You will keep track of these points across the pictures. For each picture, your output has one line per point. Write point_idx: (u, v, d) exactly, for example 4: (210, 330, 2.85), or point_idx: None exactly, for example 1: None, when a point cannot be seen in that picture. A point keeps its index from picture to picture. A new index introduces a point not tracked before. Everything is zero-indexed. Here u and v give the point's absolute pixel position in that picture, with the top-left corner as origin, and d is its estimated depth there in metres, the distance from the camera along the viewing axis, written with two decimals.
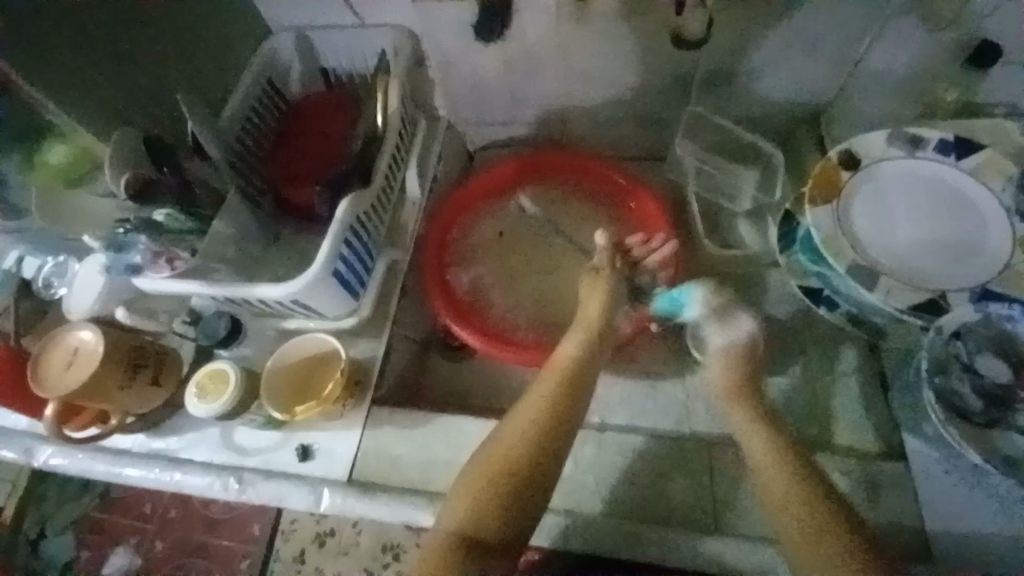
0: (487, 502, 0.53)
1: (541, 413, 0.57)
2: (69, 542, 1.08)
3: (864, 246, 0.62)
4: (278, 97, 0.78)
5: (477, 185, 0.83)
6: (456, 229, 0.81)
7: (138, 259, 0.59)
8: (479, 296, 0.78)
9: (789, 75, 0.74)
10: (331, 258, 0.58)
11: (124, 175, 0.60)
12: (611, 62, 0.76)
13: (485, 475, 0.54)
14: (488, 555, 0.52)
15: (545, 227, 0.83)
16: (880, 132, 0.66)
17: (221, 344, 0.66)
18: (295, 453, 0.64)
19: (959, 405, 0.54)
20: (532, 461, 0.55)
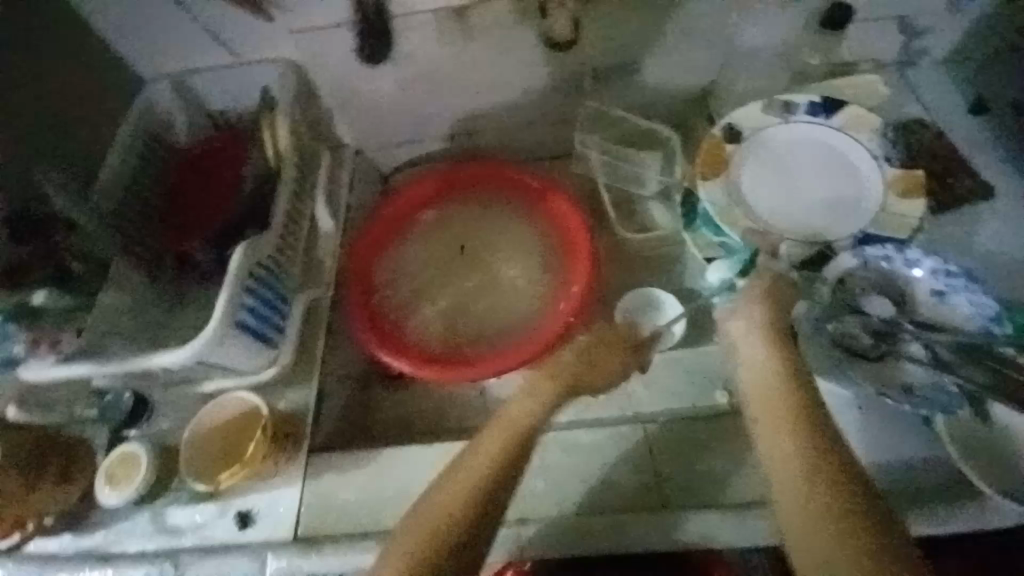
0: (418, 555, 0.49)
1: (478, 476, 0.52)
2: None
3: (760, 213, 0.66)
4: (165, 148, 0.73)
5: (402, 202, 0.82)
6: (384, 254, 0.80)
7: (15, 350, 0.56)
8: (421, 318, 0.77)
9: (672, 61, 0.78)
10: (230, 311, 0.56)
11: None
12: (502, 71, 0.77)
13: (427, 530, 0.50)
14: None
15: (494, 236, 0.82)
16: (755, 104, 0.70)
17: (126, 424, 0.63)
18: (235, 521, 0.60)
19: (853, 344, 0.60)
20: (470, 514, 0.51)
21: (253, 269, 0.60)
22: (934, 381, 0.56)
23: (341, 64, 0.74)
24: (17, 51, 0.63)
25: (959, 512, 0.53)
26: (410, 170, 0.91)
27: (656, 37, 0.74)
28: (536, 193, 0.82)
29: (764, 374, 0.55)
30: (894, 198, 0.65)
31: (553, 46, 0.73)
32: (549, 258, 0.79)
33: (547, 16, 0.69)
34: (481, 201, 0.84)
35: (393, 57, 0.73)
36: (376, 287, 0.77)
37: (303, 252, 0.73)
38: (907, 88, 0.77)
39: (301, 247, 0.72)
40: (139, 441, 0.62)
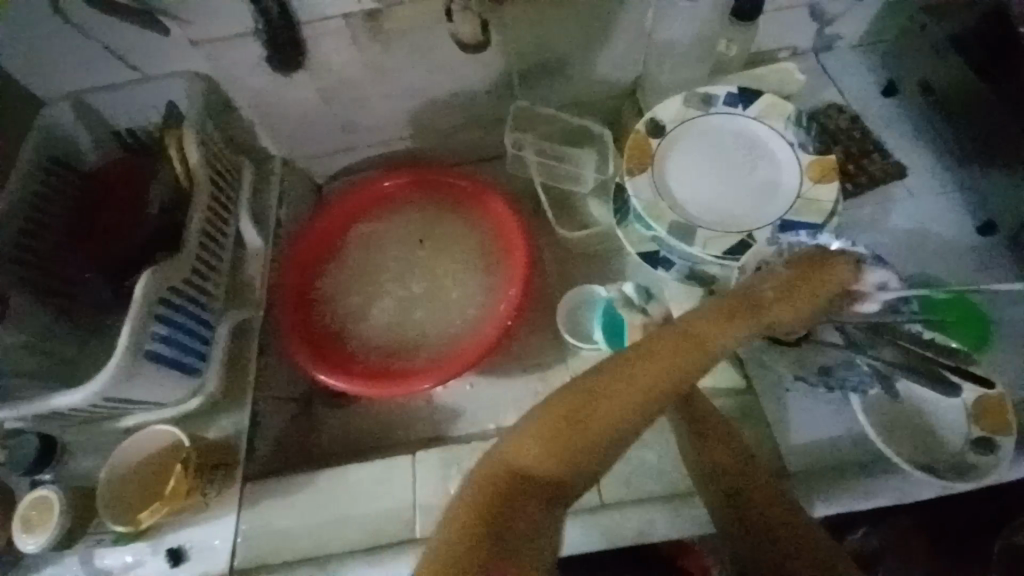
0: (565, 443, 0.45)
1: (650, 379, 0.48)
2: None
3: (685, 205, 0.67)
4: (73, 172, 0.69)
5: (344, 208, 0.81)
6: (331, 262, 0.80)
7: None
8: (375, 324, 0.76)
9: (596, 58, 0.78)
10: (137, 342, 0.53)
11: None
12: (426, 74, 0.76)
13: (585, 403, 0.46)
14: (539, 501, 0.43)
15: (446, 234, 0.81)
16: (676, 98, 0.71)
17: (30, 473, 0.57)
18: (166, 559, 0.58)
19: None
20: (634, 413, 0.47)
21: (162, 295, 0.56)
22: (849, 361, 0.60)
23: (254, 75, 0.71)
24: None
25: (875, 485, 0.56)
26: (348, 178, 0.90)
27: (577, 34, 0.74)
28: (471, 194, 0.81)
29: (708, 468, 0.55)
30: (811, 184, 0.66)
31: (464, 49, 0.70)
32: (487, 263, 0.79)
33: (454, 17, 0.66)
34: (418, 206, 0.83)
35: (309, 66, 0.71)
36: (318, 300, 0.77)
37: (228, 273, 0.71)
38: (822, 74, 0.79)
39: (225, 268, 0.69)
40: (50, 486, 0.57)
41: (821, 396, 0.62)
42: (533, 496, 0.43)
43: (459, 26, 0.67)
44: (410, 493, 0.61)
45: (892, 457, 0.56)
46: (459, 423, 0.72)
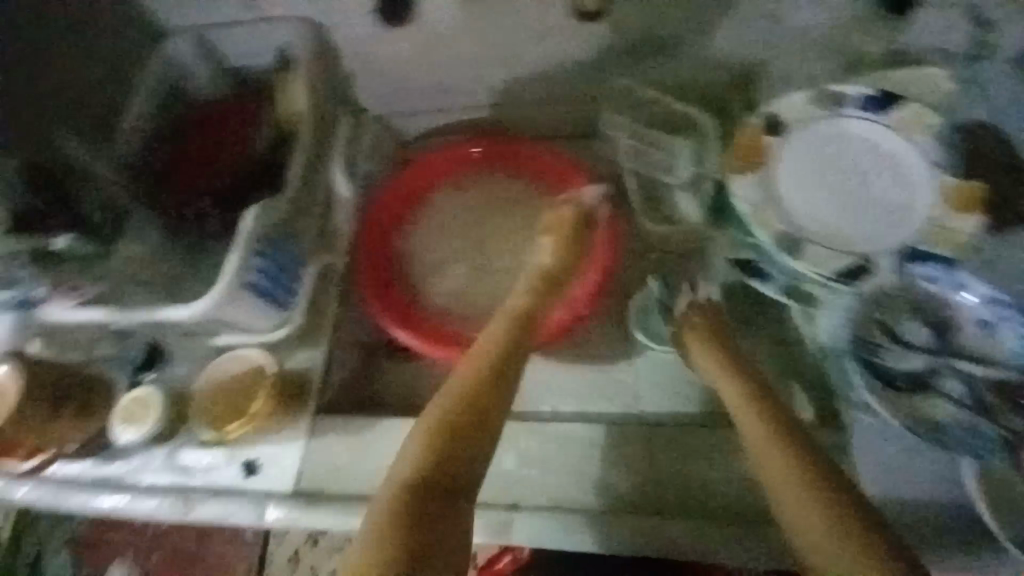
0: (436, 444, 0.55)
1: (488, 356, 0.62)
2: (65, 563, 1.16)
3: (793, 213, 0.62)
4: (189, 103, 0.72)
5: (426, 171, 0.82)
6: (412, 220, 0.81)
7: (35, 294, 0.57)
8: (449, 290, 0.78)
9: (709, 41, 0.72)
10: (241, 271, 0.58)
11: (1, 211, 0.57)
12: (528, 42, 0.74)
13: (437, 422, 0.56)
14: (443, 496, 0.53)
15: (523, 207, 0.81)
16: (801, 94, 0.65)
17: (141, 369, 0.65)
18: (240, 469, 0.63)
19: (884, 372, 0.56)
20: (468, 406, 0.58)
21: (266, 233, 0.60)
22: (968, 421, 0.53)
23: (364, 25, 0.71)
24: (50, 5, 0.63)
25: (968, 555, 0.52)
26: (429, 140, 0.88)
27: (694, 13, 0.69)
28: (556, 172, 0.80)
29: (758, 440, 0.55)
30: (946, 212, 0.59)
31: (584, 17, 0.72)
32: (559, 247, 0.78)
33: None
34: (498, 178, 0.82)
35: (416, 21, 0.71)
36: (395, 258, 0.79)
37: (318, 219, 0.73)
38: None
39: (315, 213, 0.71)
40: (154, 384, 0.64)
41: (923, 451, 0.56)
42: (440, 496, 0.53)
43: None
44: None
45: (993, 526, 0.51)
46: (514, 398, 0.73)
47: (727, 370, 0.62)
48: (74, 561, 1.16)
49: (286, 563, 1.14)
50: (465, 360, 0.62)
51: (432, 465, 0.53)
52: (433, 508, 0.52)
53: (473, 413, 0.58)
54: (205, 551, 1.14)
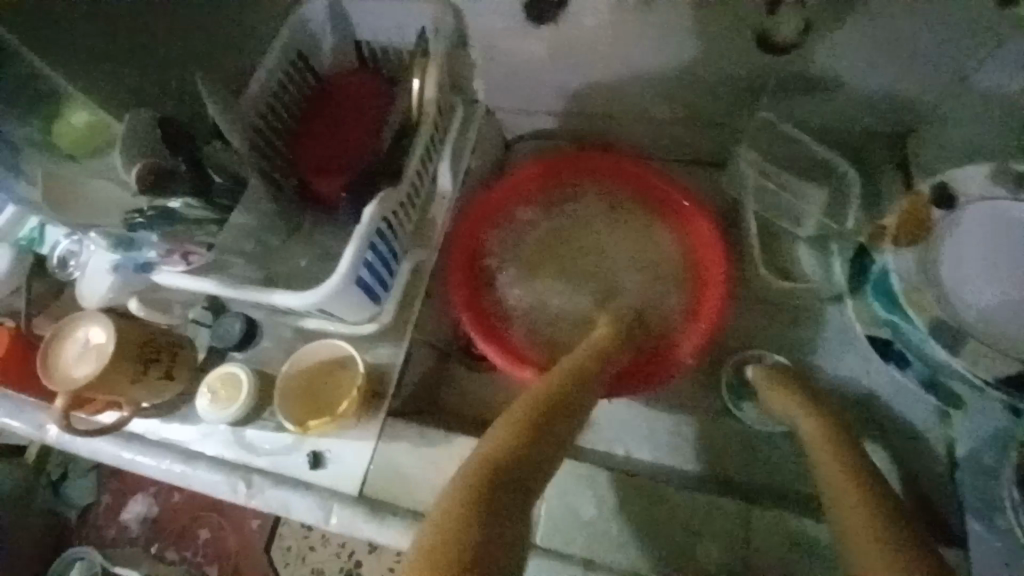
0: (513, 427, 0.47)
1: (583, 357, 0.58)
2: (90, 485, 1.18)
3: (951, 300, 0.54)
4: (310, 73, 0.69)
5: (520, 182, 0.76)
6: (501, 232, 0.77)
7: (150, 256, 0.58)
8: (532, 312, 0.74)
9: (882, 87, 0.64)
10: (354, 265, 0.54)
11: (134, 165, 0.53)
12: (678, 59, 0.66)
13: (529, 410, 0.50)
14: (506, 492, 0.42)
15: (618, 233, 0.77)
16: (984, 167, 0.56)
17: (235, 346, 0.63)
18: (307, 459, 0.61)
19: None
20: (558, 393, 0.52)
21: (379, 225, 0.57)
22: None
23: (503, 16, 0.66)
24: None
25: None
26: (535, 143, 0.85)
27: (878, 56, 0.60)
28: (671, 202, 0.75)
29: (837, 476, 0.49)
30: None
31: (768, 49, 0.62)
32: (670, 276, 0.73)
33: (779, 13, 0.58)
34: (593, 197, 0.78)
35: (560, 20, 0.65)
36: (484, 270, 0.75)
37: (419, 214, 0.69)
38: None
39: (417, 206, 0.68)
40: (241, 363, 0.63)
41: None
42: (506, 486, 0.42)
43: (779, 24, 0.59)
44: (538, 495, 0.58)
45: None
46: (588, 433, 0.69)
47: (787, 392, 0.59)
48: (101, 485, 1.18)
49: (302, 528, 1.14)
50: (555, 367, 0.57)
51: (519, 449, 0.46)
52: (505, 503, 0.41)
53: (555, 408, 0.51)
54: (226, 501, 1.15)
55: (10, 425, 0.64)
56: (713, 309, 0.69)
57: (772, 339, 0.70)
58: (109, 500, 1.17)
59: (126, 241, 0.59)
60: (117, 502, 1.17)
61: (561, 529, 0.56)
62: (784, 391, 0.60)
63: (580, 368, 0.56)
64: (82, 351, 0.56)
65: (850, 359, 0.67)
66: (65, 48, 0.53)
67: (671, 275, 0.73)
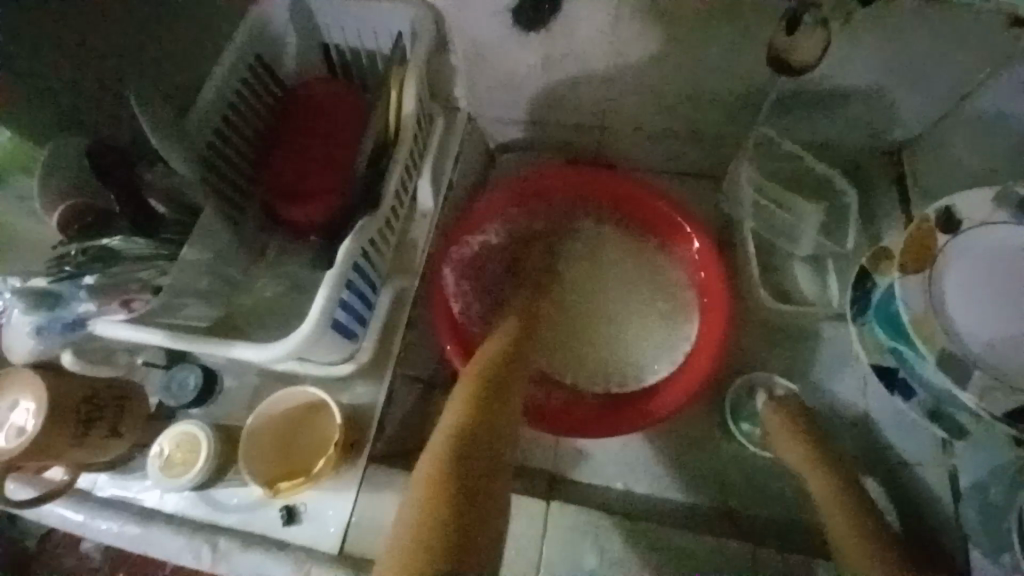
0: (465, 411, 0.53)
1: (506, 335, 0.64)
2: None
3: (960, 332, 0.52)
4: (273, 81, 0.62)
5: (490, 206, 0.71)
6: (475, 261, 0.72)
7: (76, 313, 0.48)
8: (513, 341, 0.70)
9: (885, 103, 0.62)
10: (326, 307, 0.48)
11: (58, 209, 0.47)
12: (678, 70, 0.62)
13: (469, 393, 0.55)
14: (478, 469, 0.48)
15: (584, 250, 0.74)
16: (987, 190, 0.54)
17: (192, 403, 0.56)
18: (281, 515, 0.56)
19: None
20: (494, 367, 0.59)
21: (351, 259, 0.51)
22: None
23: (488, 21, 0.60)
24: None
25: None
26: (522, 155, 0.81)
27: (883, 71, 0.58)
28: (665, 220, 0.71)
29: (845, 538, 0.51)
30: None
31: (781, 70, 0.53)
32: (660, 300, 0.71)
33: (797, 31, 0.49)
34: (570, 214, 0.75)
35: (551, 28, 0.60)
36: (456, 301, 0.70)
37: (398, 237, 0.63)
38: None
39: (396, 231, 0.62)
40: (198, 420, 0.55)
41: None
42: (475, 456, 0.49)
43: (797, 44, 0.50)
44: (535, 548, 0.55)
45: None
46: (582, 467, 0.65)
47: (794, 436, 0.58)
48: None
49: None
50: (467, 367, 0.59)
51: (459, 445, 0.49)
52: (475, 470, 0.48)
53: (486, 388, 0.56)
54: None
55: None
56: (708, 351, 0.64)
57: (771, 361, 0.68)
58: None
59: (41, 300, 0.47)
60: None
61: None
62: (792, 432, 0.58)
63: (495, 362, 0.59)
64: (14, 439, 0.47)
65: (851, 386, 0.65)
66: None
67: (649, 304, 0.71)
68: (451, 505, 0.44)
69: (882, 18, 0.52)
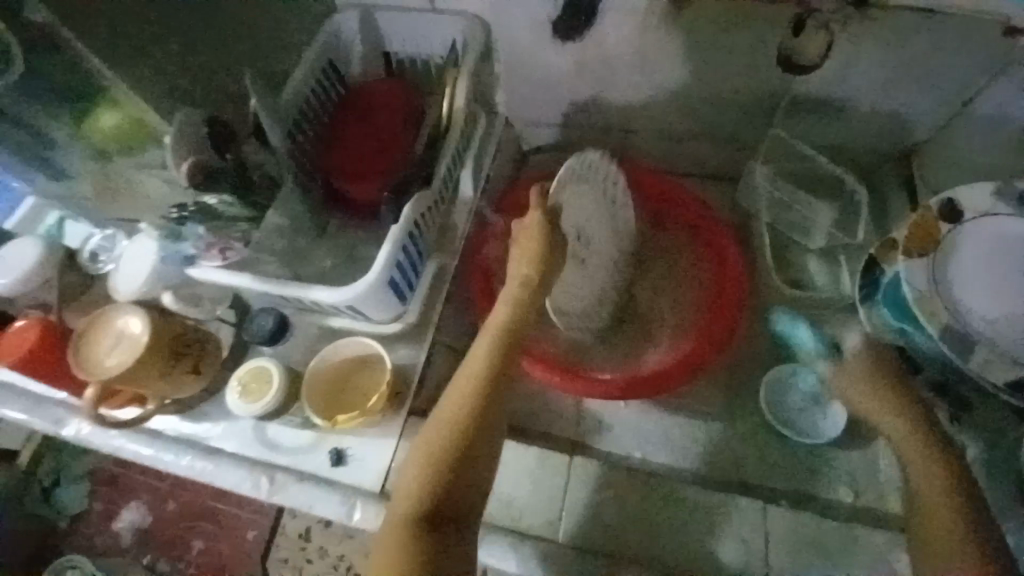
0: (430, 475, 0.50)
1: (475, 370, 0.54)
2: (80, 495, 1.17)
3: (963, 311, 0.56)
4: (339, 82, 0.72)
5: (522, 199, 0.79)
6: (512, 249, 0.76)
7: (193, 249, 0.57)
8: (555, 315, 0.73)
9: (891, 107, 0.67)
10: (387, 264, 0.56)
11: (186, 162, 0.53)
12: (698, 74, 0.69)
13: (430, 452, 0.51)
14: (439, 532, 0.49)
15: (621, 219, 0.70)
16: (985, 185, 0.59)
17: (267, 340, 0.63)
18: (329, 457, 0.62)
19: None
20: (464, 422, 0.51)
21: (407, 228, 0.59)
22: None
23: (532, 32, 0.69)
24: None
25: None
26: (552, 155, 0.88)
27: (887, 78, 0.64)
28: (689, 212, 0.77)
29: (929, 490, 0.52)
30: None
31: (788, 68, 0.64)
32: (670, 273, 0.76)
33: (802, 33, 0.60)
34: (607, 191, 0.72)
35: (586, 37, 0.68)
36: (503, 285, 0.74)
37: (441, 216, 0.70)
38: None
39: (441, 211, 0.70)
40: (271, 358, 0.63)
41: None
42: (439, 519, 0.49)
43: (803, 45, 0.61)
44: (559, 496, 0.59)
45: None
46: (603, 437, 0.68)
47: (875, 387, 0.57)
48: (92, 492, 1.17)
49: (298, 537, 1.13)
50: (454, 379, 0.55)
51: (425, 509, 0.49)
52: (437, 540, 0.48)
53: (465, 446, 0.51)
54: (219, 510, 1.15)
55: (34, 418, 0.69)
56: (727, 321, 0.70)
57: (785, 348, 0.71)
58: (102, 508, 1.17)
59: (173, 234, 0.57)
60: (105, 513, 1.16)
61: (581, 528, 0.57)
62: (874, 382, 0.57)
63: (476, 388, 0.53)
64: (115, 356, 0.56)
65: None
66: (90, 26, 0.51)
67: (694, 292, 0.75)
68: (421, 550, 0.48)
69: (882, 28, 0.59)
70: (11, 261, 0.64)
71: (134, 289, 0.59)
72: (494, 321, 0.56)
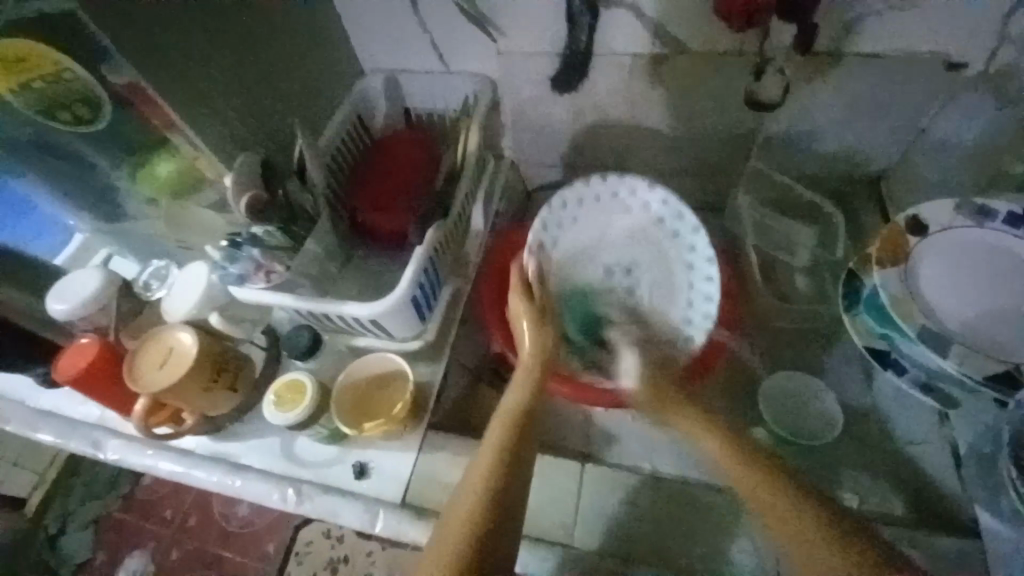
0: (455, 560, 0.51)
1: (489, 455, 0.57)
2: (88, 542, 1.23)
3: (940, 313, 0.61)
4: (365, 132, 0.83)
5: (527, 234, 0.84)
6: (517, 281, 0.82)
7: (240, 270, 0.63)
8: None
9: (854, 139, 0.75)
10: (412, 284, 0.63)
11: (244, 197, 0.62)
12: (679, 117, 0.79)
13: (453, 538, 0.53)
14: None
15: None
16: (946, 200, 0.66)
17: (300, 356, 0.68)
18: (352, 470, 0.65)
19: None
20: (484, 508, 0.54)
21: (427, 253, 0.66)
22: None
23: (533, 87, 0.80)
24: (273, 55, 0.74)
25: None
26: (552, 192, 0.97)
27: (845, 114, 0.72)
28: None
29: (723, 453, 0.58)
30: None
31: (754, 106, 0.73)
32: None
33: (763, 77, 0.70)
34: None
35: (581, 90, 0.79)
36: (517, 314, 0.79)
37: (456, 245, 0.78)
38: None
39: (455, 241, 0.77)
40: (302, 372, 0.68)
41: None
42: None
43: (764, 88, 0.70)
44: (574, 501, 0.63)
45: None
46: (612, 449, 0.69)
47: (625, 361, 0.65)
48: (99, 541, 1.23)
49: None
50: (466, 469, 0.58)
51: None
52: None
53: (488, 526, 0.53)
54: (224, 559, 1.19)
55: (68, 444, 0.72)
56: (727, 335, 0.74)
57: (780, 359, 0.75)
58: (106, 556, 1.22)
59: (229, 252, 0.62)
60: (115, 556, 1.21)
61: (596, 531, 0.61)
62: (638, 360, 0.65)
63: (492, 471, 0.56)
64: (164, 368, 0.63)
65: (856, 381, 0.71)
66: (170, 87, 0.61)
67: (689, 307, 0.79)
68: None
69: (835, 71, 0.68)
70: (68, 288, 0.71)
71: (185, 309, 0.67)
72: (504, 408, 0.61)
